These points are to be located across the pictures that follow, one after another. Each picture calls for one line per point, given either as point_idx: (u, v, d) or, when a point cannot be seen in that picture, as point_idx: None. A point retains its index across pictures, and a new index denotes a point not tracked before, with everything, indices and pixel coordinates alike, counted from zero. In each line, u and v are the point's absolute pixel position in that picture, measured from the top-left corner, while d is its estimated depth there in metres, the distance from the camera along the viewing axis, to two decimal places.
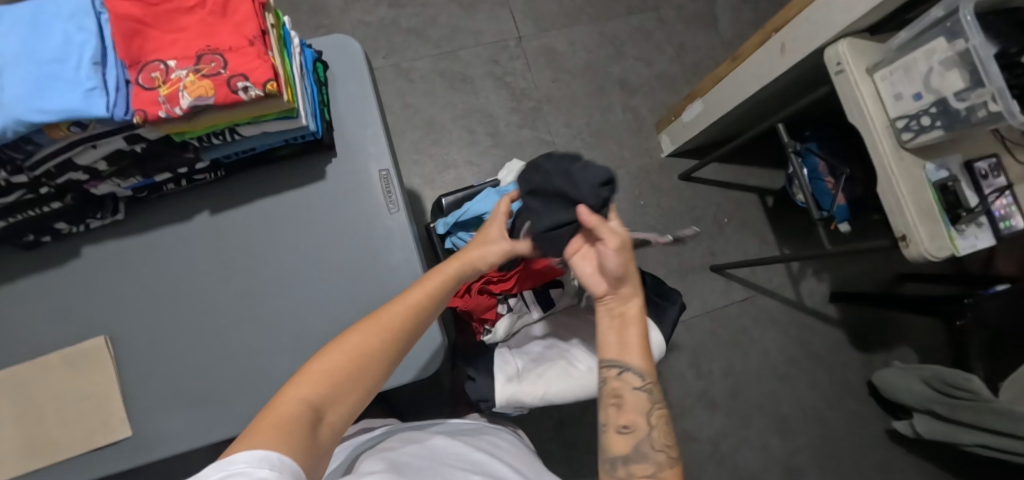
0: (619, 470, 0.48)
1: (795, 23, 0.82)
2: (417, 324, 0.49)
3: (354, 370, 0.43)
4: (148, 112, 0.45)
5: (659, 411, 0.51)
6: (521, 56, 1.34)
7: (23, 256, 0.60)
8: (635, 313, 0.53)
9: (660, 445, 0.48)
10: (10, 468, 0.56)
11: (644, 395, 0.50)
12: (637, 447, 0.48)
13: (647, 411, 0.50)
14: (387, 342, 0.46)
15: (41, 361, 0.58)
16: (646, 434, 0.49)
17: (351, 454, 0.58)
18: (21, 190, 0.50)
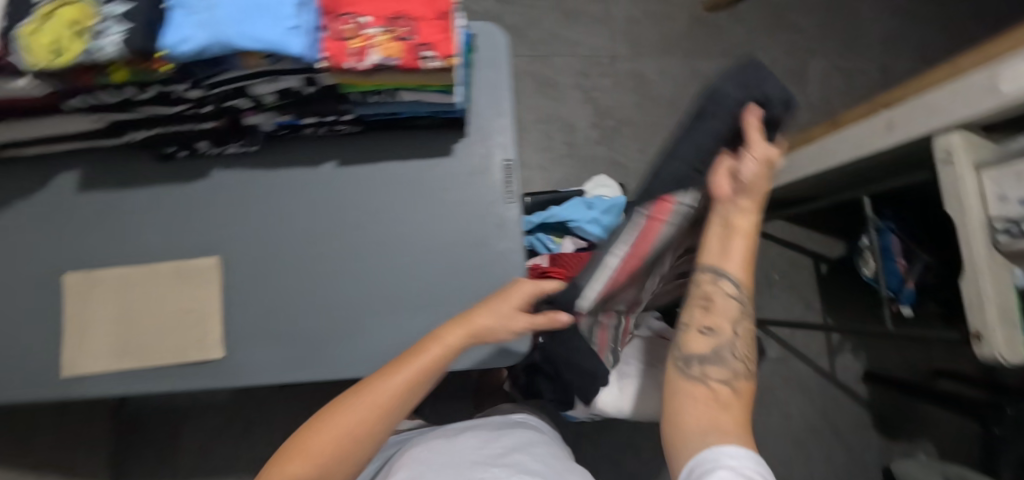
0: (693, 368, 0.50)
1: (911, 104, 0.83)
2: (403, 395, 0.49)
3: (339, 446, 0.46)
4: (336, 60, 0.47)
5: (743, 327, 0.52)
6: (611, 74, 1.36)
7: (158, 165, 0.63)
8: (752, 231, 0.52)
9: (740, 355, 0.51)
10: (103, 362, 0.59)
11: (734, 304, 0.51)
12: (717, 350, 0.50)
13: (732, 319, 0.52)
14: (371, 423, 0.48)
15: (153, 268, 0.60)
16: (728, 341, 0.51)
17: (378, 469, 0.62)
18: (187, 104, 0.52)
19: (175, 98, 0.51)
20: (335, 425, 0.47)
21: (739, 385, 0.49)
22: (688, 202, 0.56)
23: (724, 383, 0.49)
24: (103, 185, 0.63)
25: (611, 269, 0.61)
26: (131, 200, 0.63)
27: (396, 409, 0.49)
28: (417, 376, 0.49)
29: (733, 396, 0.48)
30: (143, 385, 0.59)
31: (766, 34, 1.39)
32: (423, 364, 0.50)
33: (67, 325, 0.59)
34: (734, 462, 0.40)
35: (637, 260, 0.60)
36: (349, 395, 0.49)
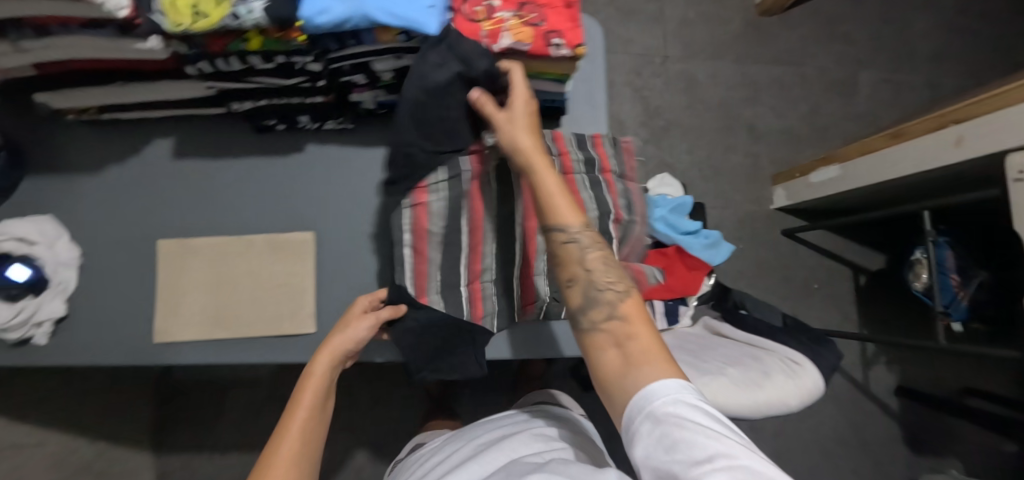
0: (584, 324, 0.45)
1: (981, 121, 0.79)
2: (309, 426, 0.51)
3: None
4: (470, 42, 0.48)
5: (595, 253, 0.47)
6: (662, 75, 1.35)
7: (253, 138, 0.63)
8: (527, 160, 0.48)
9: (603, 283, 0.45)
10: (197, 330, 0.59)
11: (575, 246, 0.46)
12: (591, 293, 0.45)
13: (582, 261, 0.46)
14: (295, 460, 0.48)
15: (248, 240, 0.61)
16: (587, 280, 0.46)
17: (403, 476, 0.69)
18: (304, 77, 0.52)
19: (294, 70, 0.51)
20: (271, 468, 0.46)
21: (623, 312, 0.44)
22: (445, 178, 0.57)
23: (611, 318, 0.44)
24: (196, 154, 0.63)
25: (463, 254, 0.60)
26: (226, 171, 0.63)
27: (312, 440, 0.51)
28: (313, 408, 0.52)
29: (629, 327, 0.43)
30: (234, 355, 0.60)
31: (818, 42, 1.39)
32: (318, 384, 0.53)
33: (161, 292, 0.60)
34: (659, 398, 0.36)
35: (482, 244, 0.60)
36: (271, 447, 0.49)
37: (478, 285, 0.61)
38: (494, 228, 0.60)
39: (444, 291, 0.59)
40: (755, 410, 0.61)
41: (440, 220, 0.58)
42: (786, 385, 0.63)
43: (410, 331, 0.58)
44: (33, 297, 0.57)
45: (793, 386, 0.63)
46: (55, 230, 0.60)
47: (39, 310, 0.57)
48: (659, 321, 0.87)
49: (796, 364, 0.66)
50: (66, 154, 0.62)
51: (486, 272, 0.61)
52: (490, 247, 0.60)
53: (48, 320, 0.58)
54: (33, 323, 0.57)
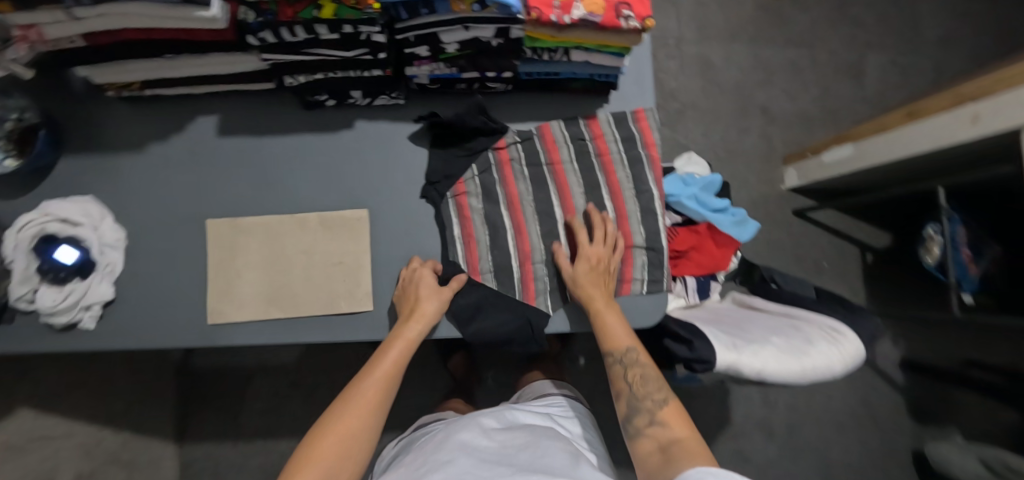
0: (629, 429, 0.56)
1: (998, 99, 0.81)
2: (383, 384, 0.54)
3: (349, 433, 0.50)
4: (543, 13, 0.47)
5: (638, 369, 0.57)
6: (677, 57, 1.36)
7: (302, 114, 0.62)
8: (588, 294, 0.57)
9: (644, 397, 0.56)
10: (252, 309, 0.59)
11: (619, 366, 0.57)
12: (633, 405, 0.56)
13: (627, 375, 0.57)
14: (363, 412, 0.52)
15: (301, 218, 0.60)
16: (630, 393, 0.57)
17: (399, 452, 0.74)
18: (365, 49, 0.51)
19: (358, 41, 0.50)
20: (340, 417, 0.51)
21: (660, 418, 0.54)
22: (477, 173, 0.62)
23: (652, 425, 0.54)
24: (243, 132, 0.62)
25: (510, 237, 0.61)
26: (275, 149, 0.62)
27: (384, 395, 0.54)
28: (391, 369, 0.55)
29: (670, 432, 0.52)
30: (291, 335, 0.59)
31: (827, 25, 1.41)
32: (399, 349, 0.55)
33: (213, 272, 0.59)
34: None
35: (527, 228, 0.62)
36: (347, 395, 0.53)
37: (529, 265, 0.61)
38: (536, 211, 0.62)
39: (496, 269, 0.61)
40: (804, 376, 0.63)
41: (481, 198, 0.62)
42: (831, 352, 0.65)
43: (466, 302, 0.59)
44: (81, 281, 0.56)
45: (835, 351, 0.65)
46: (101, 210, 0.59)
47: (88, 294, 0.56)
48: (691, 297, 0.90)
49: (838, 332, 0.68)
50: (107, 134, 0.61)
51: (535, 253, 0.62)
52: (535, 228, 0.62)
53: (98, 304, 0.56)
54: (82, 307, 0.56)
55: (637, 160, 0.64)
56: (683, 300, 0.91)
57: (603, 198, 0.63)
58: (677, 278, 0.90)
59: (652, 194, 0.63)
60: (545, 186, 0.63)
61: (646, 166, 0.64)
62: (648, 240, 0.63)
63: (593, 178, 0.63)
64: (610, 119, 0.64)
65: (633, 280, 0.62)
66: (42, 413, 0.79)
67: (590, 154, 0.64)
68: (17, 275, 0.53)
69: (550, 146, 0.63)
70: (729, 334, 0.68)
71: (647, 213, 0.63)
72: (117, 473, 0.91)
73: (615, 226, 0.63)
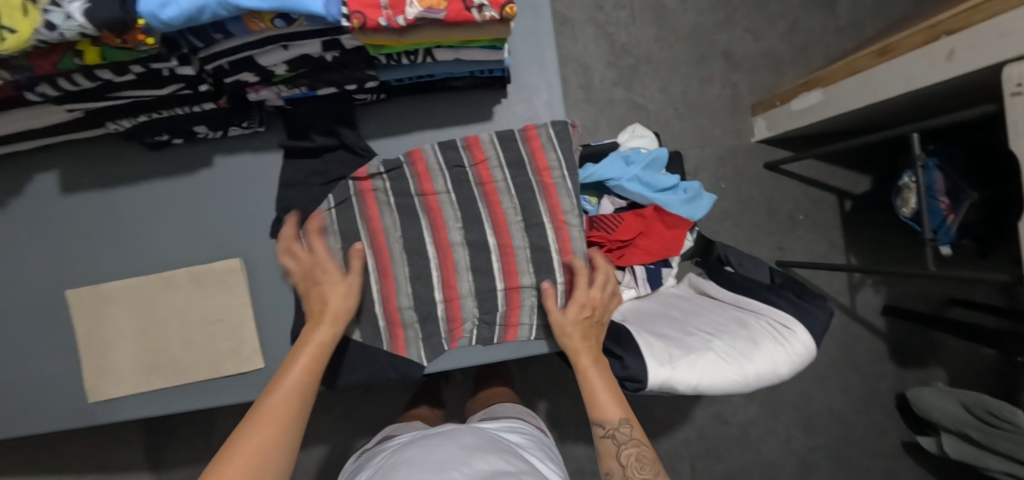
0: None
1: (977, 31, 0.70)
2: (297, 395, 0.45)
3: (255, 462, 0.40)
4: (368, 18, 0.37)
5: (632, 448, 0.51)
6: (627, 5, 1.22)
7: (148, 157, 0.54)
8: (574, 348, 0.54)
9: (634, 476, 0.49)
10: (133, 381, 0.54)
11: (611, 441, 0.52)
12: None
13: (620, 454, 0.51)
14: (272, 438, 0.42)
15: (169, 276, 0.54)
16: (621, 476, 0.49)
17: (356, 467, 0.70)
18: (179, 83, 0.43)
19: (162, 77, 0.41)
20: (246, 439, 0.41)
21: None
22: (334, 205, 0.54)
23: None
24: (89, 184, 0.54)
25: (373, 281, 0.55)
26: (126, 202, 0.54)
27: (300, 412, 0.45)
28: (304, 377, 0.46)
29: None
30: (181, 402, 0.55)
31: None
32: (312, 350, 0.48)
33: (85, 346, 0.54)
34: None
35: (393, 269, 0.56)
36: (250, 416, 0.43)
37: (396, 312, 0.56)
38: (404, 249, 0.56)
39: (360, 318, 0.55)
40: (747, 384, 0.58)
41: (339, 238, 0.55)
42: (776, 353, 0.59)
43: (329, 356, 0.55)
44: None
45: (781, 352, 0.59)
46: None
47: None
48: (640, 287, 0.83)
49: (786, 328, 0.62)
50: None
51: (402, 295, 0.56)
52: (403, 270, 0.56)
53: None
54: None
55: (526, 188, 0.57)
56: (633, 291, 0.84)
57: (485, 233, 0.56)
58: (625, 267, 0.83)
59: (542, 226, 0.57)
60: (415, 220, 0.56)
61: (538, 194, 0.57)
62: (538, 279, 0.57)
63: (473, 211, 0.56)
64: (494, 139, 0.56)
65: (519, 325, 0.57)
66: None
67: (470, 183, 0.56)
68: None
69: (420, 175, 0.55)
70: (666, 339, 0.63)
71: (537, 250, 0.57)
72: None
73: (499, 264, 0.57)
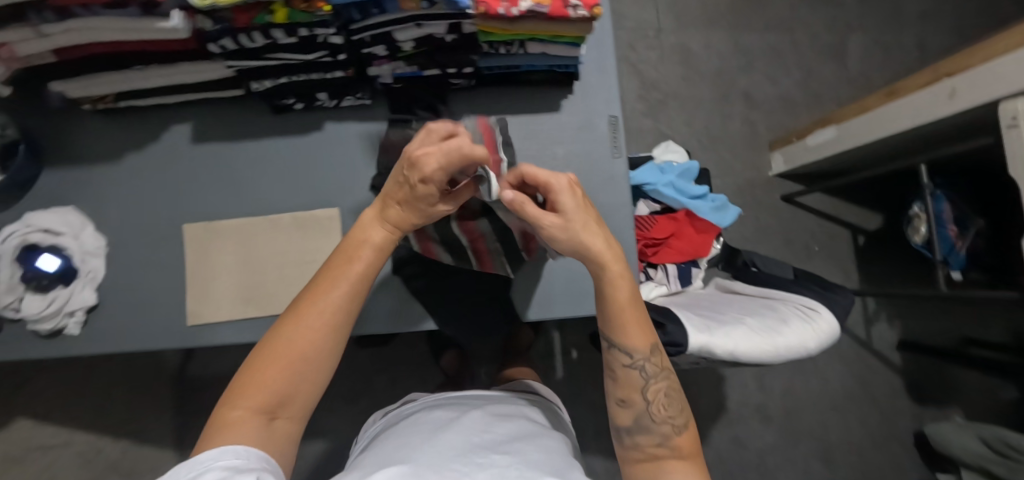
0: (625, 438, 0.53)
1: (975, 72, 0.80)
2: (331, 328, 0.48)
3: (290, 366, 0.46)
4: (491, 6, 0.48)
5: (659, 382, 0.52)
6: (657, 47, 1.37)
7: (270, 119, 0.64)
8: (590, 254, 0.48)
9: (662, 417, 0.51)
10: (229, 309, 0.60)
11: (638, 373, 0.52)
12: (638, 420, 0.52)
13: (645, 389, 0.52)
14: (313, 343, 0.47)
15: (274, 219, 0.62)
16: (645, 409, 0.52)
17: (378, 428, 0.77)
18: (325, 51, 0.53)
19: (315, 43, 0.52)
20: (278, 348, 0.46)
21: (674, 443, 0.51)
22: None
23: (658, 446, 0.51)
24: (215, 137, 0.63)
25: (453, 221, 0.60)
26: (245, 155, 0.63)
27: (342, 322, 0.49)
28: (354, 288, 0.49)
29: (672, 456, 0.50)
30: (267, 333, 0.61)
31: (807, 7, 1.40)
32: (351, 284, 0.49)
33: (190, 275, 0.61)
34: None
35: (473, 217, 0.60)
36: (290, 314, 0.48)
37: (479, 240, 0.61)
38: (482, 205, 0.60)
39: (449, 248, 0.61)
40: (778, 355, 0.63)
41: None
42: (804, 331, 0.65)
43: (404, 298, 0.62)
44: (64, 288, 0.58)
45: (808, 330, 0.65)
46: (81, 220, 0.61)
47: (70, 300, 0.58)
48: (672, 284, 0.90)
49: (812, 310, 0.68)
50: (84, 147, 0.63)
51: (486, 238, 0.61)
52: (483, 221, 0.60)
53: (81, 309, 0.59)
54: (66, 313, 0.58)
55: (585, 167, 0.66)
56: (665, 288, 0.90)
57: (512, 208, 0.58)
58: (658, 265, 0.90)
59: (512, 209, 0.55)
60: None
61: (594, 173, 0.67)
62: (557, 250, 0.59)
63: None
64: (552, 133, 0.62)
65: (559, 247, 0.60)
66: None
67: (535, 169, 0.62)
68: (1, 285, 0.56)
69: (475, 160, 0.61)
70: (700, 315, 0.69)
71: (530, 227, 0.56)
72: None
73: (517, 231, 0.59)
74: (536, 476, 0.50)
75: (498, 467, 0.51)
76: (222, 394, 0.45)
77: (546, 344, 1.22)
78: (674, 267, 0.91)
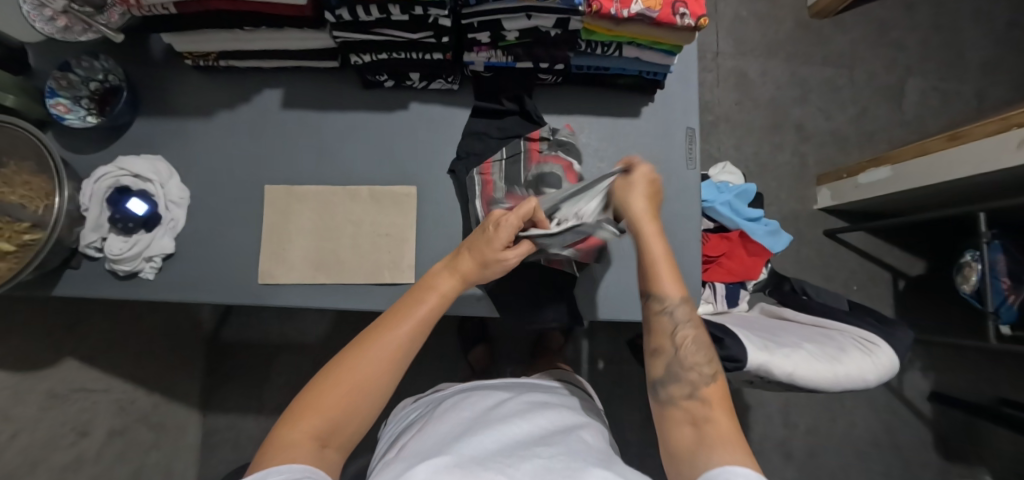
0: (659, 395, 0.49)
1: None
2: (394, 362, 0.47)
3: (350, 391, 0.44)
4: (604, 6, 0.50)
5: (688, 330, 0.51)
6: (714, 70, 1.37)
7: (359, 93, 0.66)
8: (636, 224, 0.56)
9: (694, 365, 0.49)
10: (300, 272, 0.61)
11: (670, 318, 0.52)
12: (672, 368, 0.49)
13: (675, 333, 0.51)
14: (373, 373, 0.46)
15: (352, 190, 0.63)
16: (675, 354, 0.50)
17: (399, 423, 0.70)
18: (431, 32, 0.55)
19: (424, 23, 0.53)
20: (340, 375, 0.45)
21: (704, 394, 0.47)
22: (503, 158, 0.63)
23: (691, 398, 0.47)
24: (305, 105, 0.65)
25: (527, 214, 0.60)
26: (330, 124, 0.65)
27: (403, 356, 0.48)
28: (419, 324, 0.49)
29: (708, 411, 0.45)
30: (333, 301, 0.62)
31: (869, 46, 1.40)
32: (415, 324, 0.49)
33: (268, 234, 0.62)
34: (733, 467, 0.38)
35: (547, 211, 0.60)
36: (358, 341, 0.48)
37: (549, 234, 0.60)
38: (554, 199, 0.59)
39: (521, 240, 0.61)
40: (836, 382, 0.63)
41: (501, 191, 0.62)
42: (864, 361, 0.65)
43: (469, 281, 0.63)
44: (146, 233, 0.60)
45: (869, 362, 0.65)
46: (168, 169, 0.63)
47: (150, 246, 0.60)
48: (719, 303, 0.90)
49: (871, 343, 0.68)
50: (179, 101, 0.65)
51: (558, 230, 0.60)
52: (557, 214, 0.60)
53: (158, 256, 0.61)
54: (144, 258, 0.60)
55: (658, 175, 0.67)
56: (711, 306, 0.90)
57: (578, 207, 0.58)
58: (705, 282, 0.90)
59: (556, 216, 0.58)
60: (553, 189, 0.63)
61: (666, 181, 0.67)
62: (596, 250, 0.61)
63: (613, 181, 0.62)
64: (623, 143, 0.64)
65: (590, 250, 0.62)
66: (86, 365, 0.85)
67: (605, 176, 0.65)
68: (90, 223, 0.58)
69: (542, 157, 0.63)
70: (757, 335, 0.69)
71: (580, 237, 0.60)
72: (144, 434, 0.98)
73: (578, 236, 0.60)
74: (582, 467, 0.45)
75: (542, 456, 0.47)
76: (275, 422, 0.43)
77: (574, 351, 1.22)
78: (722, 285, 0.90)
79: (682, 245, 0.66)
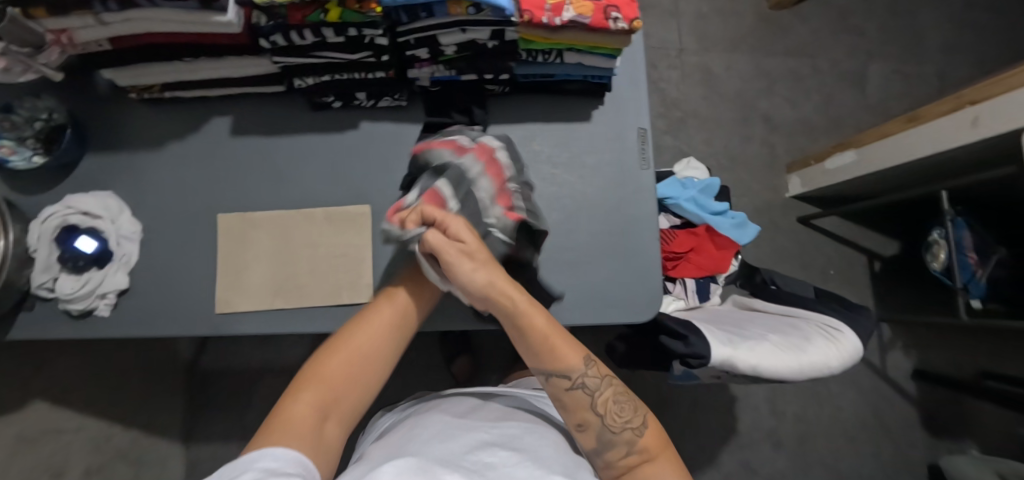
0: (598, 461, 0.52)
1: (997, 102, 0.81)
2: (374, 357, 0.51)
3: (340, 377, 0.48)
4: (535, 15, 0.50)
5: (604, 392, 0.52)
6: (679, 67, 1.39)
7: (310, 116, 0.66)
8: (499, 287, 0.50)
9: (621, 426, 0.51)
10: (258, 299, 0.61)
11: (582, 391, 0.51)
12: (601, 438, 0.51)
13: (591, 402, 0.51)
14: (360, 361, 0.50)
15: (307, 213, 0.63)
16: (601, 424, 0.51)
17: (367, 439, 0.70)
18: (370, 51, 0.55)
19: (362, 43, 0.53)
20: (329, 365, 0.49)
21: (642, 445, 0.50)
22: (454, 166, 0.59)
23: (628, 455, 0.50)
24: (255, 132, 0.65)
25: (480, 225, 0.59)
26: (281, 149, 0.65)
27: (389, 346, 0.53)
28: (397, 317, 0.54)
29: (648, 454, 0.50)
30: (293, 327, 0.61)
31: (829, 35, 1.42)
32: (395, 316, 0.54)
33: (223, 263, 0.62)
34: None
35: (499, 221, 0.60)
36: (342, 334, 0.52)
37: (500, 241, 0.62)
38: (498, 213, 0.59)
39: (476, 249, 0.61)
40: (801, 372, 0.63)
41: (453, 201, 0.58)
42: (828, 349, 0.65)
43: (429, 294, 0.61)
44: (99, 271, 0.59)
45: (833, 349, 0.66)
46: (119, 204, 0.62)
47: (103, 283, 0.59)
48: (691, 298, 0.90)
49: (835, 330, 0.69)
50: (129, 135, 0.65)
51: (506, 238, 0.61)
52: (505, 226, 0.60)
53: (113, 292, 0.60)
54: (98, 295, 0.59)
55: (613, 177, 0.67)
56: (683, 302, 0.90)
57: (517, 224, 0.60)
58: (676, 279, 0.90)
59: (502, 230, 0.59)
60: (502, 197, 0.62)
61: (621, 183, 0.67)
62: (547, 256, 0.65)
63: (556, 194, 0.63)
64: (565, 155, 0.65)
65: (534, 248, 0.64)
66: (56, 406, 0.83)
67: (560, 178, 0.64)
68: (39, 264, 0.57)
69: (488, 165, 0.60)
70: (722, 329, 0.69)
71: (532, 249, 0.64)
72: (123, 471, 0.96)
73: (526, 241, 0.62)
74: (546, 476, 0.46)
75: (507, 465, 0.46)
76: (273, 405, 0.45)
77: None
78: (692, 281, 0.90)
79: (642, 245, 0.66)
